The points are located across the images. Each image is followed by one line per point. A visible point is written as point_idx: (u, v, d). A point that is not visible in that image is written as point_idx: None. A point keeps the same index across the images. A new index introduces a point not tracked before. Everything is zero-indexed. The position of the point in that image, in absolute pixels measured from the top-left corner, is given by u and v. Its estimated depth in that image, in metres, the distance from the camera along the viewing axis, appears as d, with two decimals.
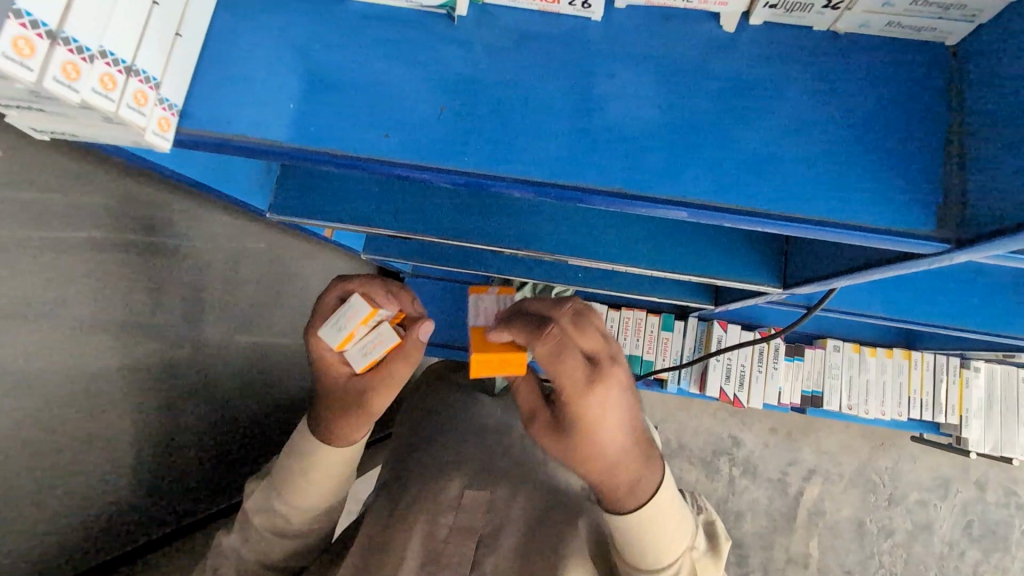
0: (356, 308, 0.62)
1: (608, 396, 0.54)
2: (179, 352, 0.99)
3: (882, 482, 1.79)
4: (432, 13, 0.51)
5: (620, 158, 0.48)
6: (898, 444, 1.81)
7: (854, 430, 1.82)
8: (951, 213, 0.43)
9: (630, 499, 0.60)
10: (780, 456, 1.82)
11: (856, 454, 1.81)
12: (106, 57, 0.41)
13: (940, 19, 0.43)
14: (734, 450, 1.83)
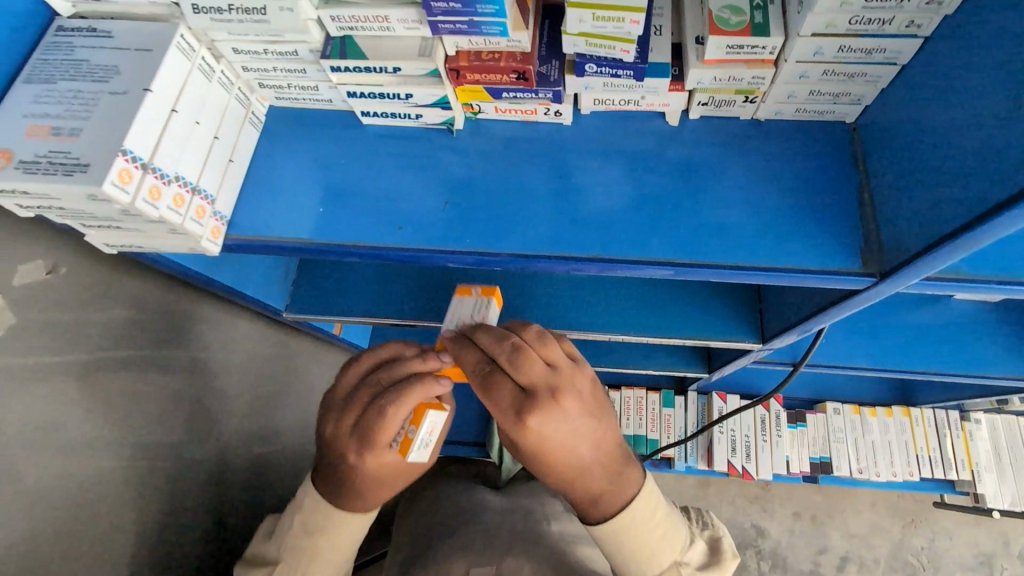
0: (436, 422, 0.55)
1: (541, 429, 0.52)
2: (216, 459, 0.97)
3: (921, 565, 1.71)
4: (434, 129, 0.62)
5: (593, 229, 0.57)
6: (930, 519, 1.76)
7: (879, 508, 1.77)
8: (872, 253, 0.52)
9: (596, 512, 0.61)
10: (809, 544, 1.74)
11: (888, 534, 1.75)
12: (180, 181, 0.49)
13: (838, 105, 0.55)
14: (759, 542, 1.75)
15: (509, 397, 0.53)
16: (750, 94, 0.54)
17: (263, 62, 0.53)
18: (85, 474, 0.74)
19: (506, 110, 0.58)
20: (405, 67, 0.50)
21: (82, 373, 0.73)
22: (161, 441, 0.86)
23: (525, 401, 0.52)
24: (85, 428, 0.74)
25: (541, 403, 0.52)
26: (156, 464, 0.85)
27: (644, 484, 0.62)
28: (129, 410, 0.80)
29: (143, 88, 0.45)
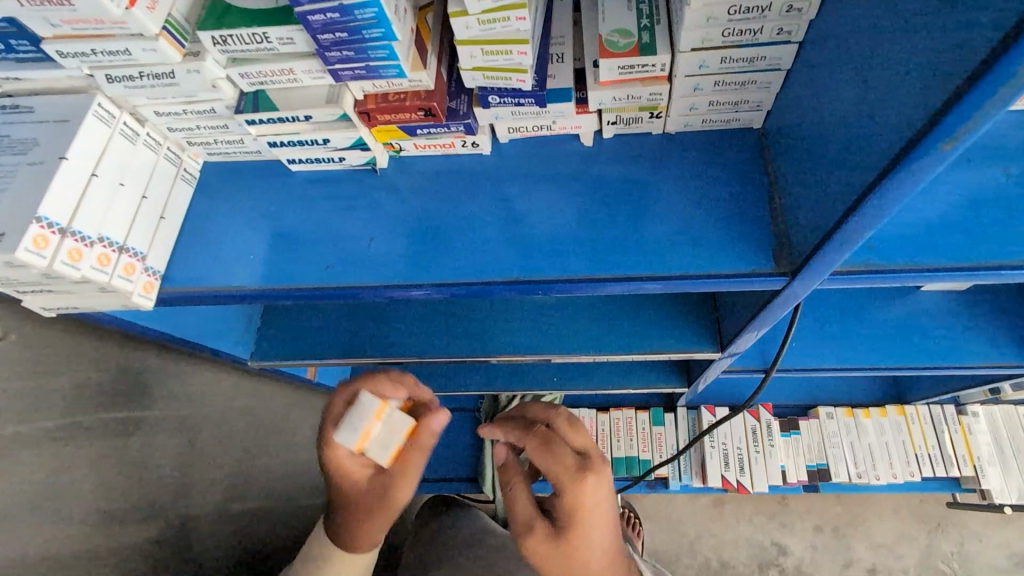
0: (366, 405, 0.63)
1: (597, 487, 0.59)
2: (177, 511, 0.98)
3: (952, 571, 1.65)
4: (361, 169, 0.64)
5: (516, 252, 0.59)
6: (956, 522, 1.71)
7: (902, 515, 1.72)
8: (782, 251, 0.53)
9: None
10: (832, 556, 1.69)
11: (914, 542, 1.69)
12: (103, 241, 0.51)
13: (738, 112, 0.57)
14: (781, 559, 1.70)
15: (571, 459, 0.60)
16: (653, 110, 0.56)
17: (185, 121, 0.55)
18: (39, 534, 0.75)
19: (426, 146, 0.61)
20: (316, 114, 0.53)
21: None
22: (121, 496, 0.87)
23: (584, 461, 0.60)
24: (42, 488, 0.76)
25: (596, 465, 0.60)
26: (114, 516, 0.85)
27: None
28: (86, 468, 0.81)
29: (58, 156, 0.47)
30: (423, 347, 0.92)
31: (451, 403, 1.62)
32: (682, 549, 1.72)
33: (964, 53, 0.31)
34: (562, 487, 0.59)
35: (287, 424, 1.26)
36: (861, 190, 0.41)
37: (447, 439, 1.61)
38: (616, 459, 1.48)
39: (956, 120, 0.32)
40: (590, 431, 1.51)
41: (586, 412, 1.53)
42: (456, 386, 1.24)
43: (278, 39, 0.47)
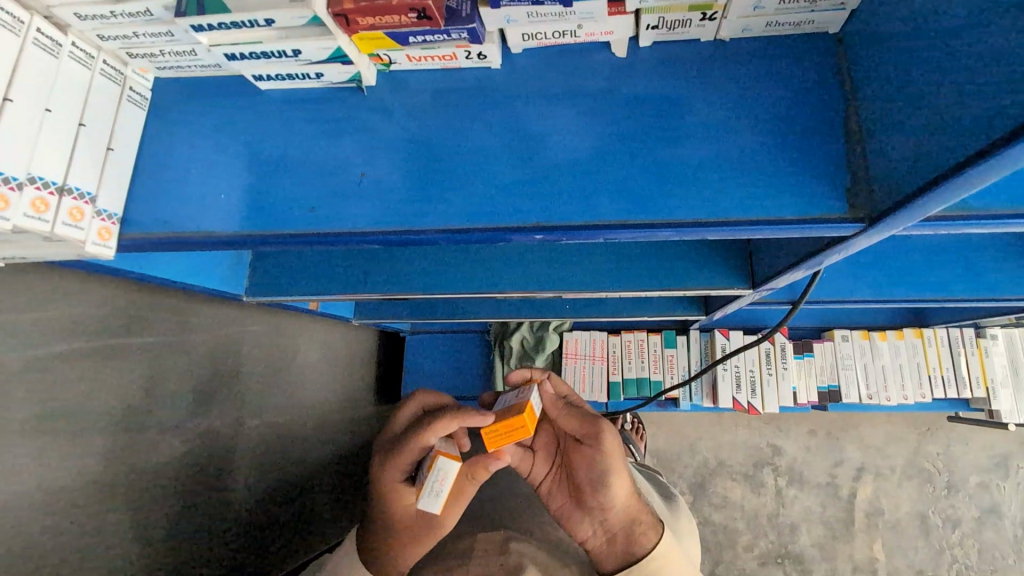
0: (445, 470, 0.60)
1: None
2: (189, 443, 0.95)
3: (937, 470, 1.70)
4: (345, 88, 0.54)
5: (533, 189, 0.49)
6: (946, 427, 1.73)
7: (895, 420, 1.74)
8: (859, 192, 0.44)
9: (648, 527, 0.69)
10: (825, 457, 1.73)
11: (903, 443, 1.73)
12: (35, 182, 0.42)
13: (812, 12, 0.45)
14: (776, 459, 1.74)
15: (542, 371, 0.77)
16: (707, 9, 0.45)
17: (118, 28, 0.44)
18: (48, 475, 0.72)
19: (420, 58, 0.49)
20: (278, 18, 0.42)
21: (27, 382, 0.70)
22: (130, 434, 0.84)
23: None
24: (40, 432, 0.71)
25: None
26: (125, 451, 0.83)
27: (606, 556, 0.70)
28: (87, 407, 0.77)
29: None
30: (428, 281, 0.85)
31: (459, 326, 1.60)
32: (680, 453, 1.76)
33: None
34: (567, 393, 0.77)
35: (292, 351, 1.22)
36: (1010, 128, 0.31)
37: (453, 357, 1.60)
38: (626, 380, 1.46)
39: None
40: (600, 353, 1.49)
41: (597, 334, 1.50)
42: (463, 313, 1.20)
43: None
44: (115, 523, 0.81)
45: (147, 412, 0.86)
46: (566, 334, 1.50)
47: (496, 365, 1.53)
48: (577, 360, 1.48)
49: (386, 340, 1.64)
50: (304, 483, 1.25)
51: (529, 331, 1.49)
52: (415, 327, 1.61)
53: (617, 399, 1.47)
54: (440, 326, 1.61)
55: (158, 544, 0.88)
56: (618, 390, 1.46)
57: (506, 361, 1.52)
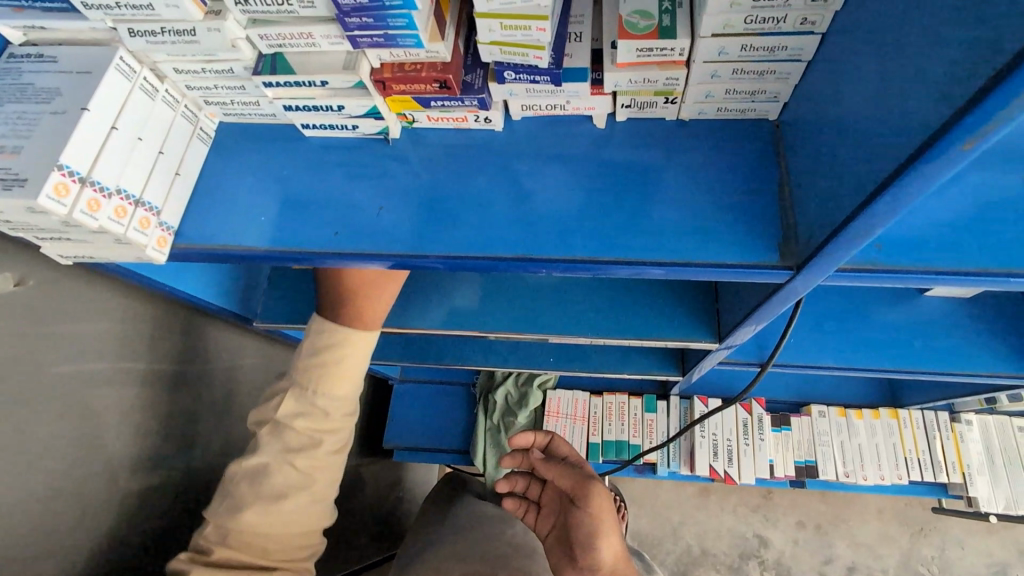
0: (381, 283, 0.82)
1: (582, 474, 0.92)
2: (177, 460, 0.99)
3: None
4: (373, 139, 0.65)
5: (522, 228, 0.59)
6: (941, 529, 1.73)
7: (885, 517, 1.75)
8: (789, 244, 0.53)
9: None
10: (814, 553, 1.72)
11: (896, 544, 1.72)
12: (121, 193, 0.51)
13: (754, 103, 0.57)
14: (762, 551, 1.73)
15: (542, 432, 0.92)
16: (668, 94, 0.56)
17: (203, 80, 0.56)
18: (54, 473, 0.77)
19: (438, 119, 0.61)
20: (332, 80, 0.53)
21: (52, 381, 0.76)
22: (128, 443, 0.89)
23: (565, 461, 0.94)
24: (54, 431, 0.77)
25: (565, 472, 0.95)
26: (123, 457, 0.88)
27: None
28: (96, 412, 0.83)
29: (81, 107, 0.48)
30: (426, 320, 0.94)
31: (447, 379, 1.67)
32: (665, 538, 1.75)
33: (995, 54, 0.31)
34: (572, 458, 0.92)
35: None
36: (869, 191, 0.41)
37: (441, 412, 1.65)
38: (605, 441, 1.52)
39: (975, 120, 0.33)
40: (582, 414, 1.55)
41: (579, 395, 1.55)
42: (454, 360, 1.26)
43: (299, 1, 0.47)
44: (105, 528, 0.85)
45: (149, 425, 0.92)
46: (549, 391, 1.56)
47: (479, 420, 1.57)
48: (559, 418, 1.54)
49: (377, 389, 1.70)
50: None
51: (513, 385, 1.54)
52: (404, 376, 1.68)
53: (597, 461, 1.51)
54: (428, 379, 1.67)
55: (134, 561, 0.90)
56: (598, 451, 1.52)
57: (489, 416, 1.56)
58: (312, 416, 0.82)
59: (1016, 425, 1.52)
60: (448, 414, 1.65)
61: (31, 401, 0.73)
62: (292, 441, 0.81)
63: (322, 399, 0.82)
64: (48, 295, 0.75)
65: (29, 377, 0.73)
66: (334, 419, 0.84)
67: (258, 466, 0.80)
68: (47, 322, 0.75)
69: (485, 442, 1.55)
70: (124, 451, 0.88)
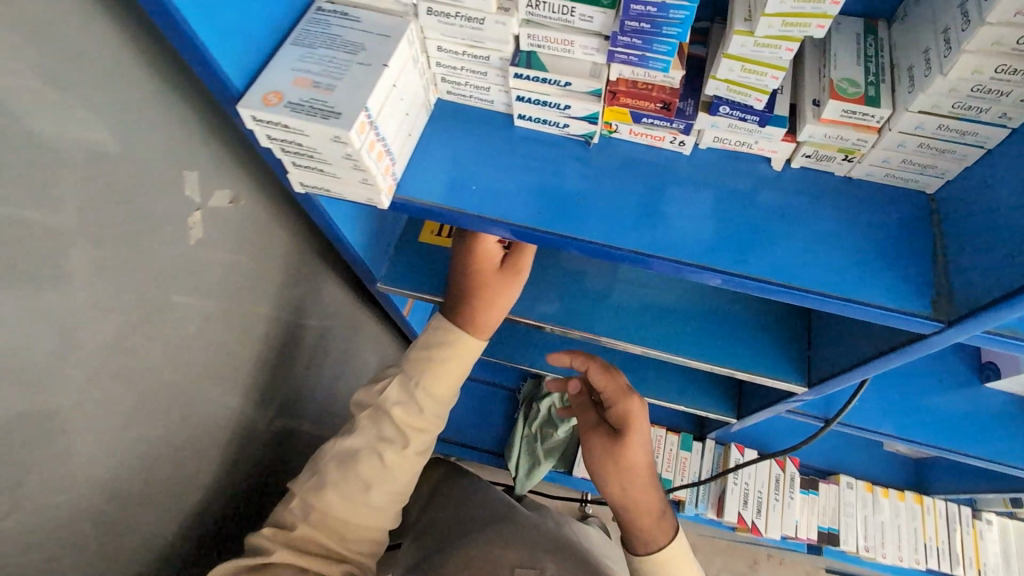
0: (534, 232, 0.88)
1: (639, 414, 0.88)
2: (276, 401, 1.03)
3: None
4: (573, 139, 0.73)
5: (697, 242, 0.67)
6: None
7: None
8: (942, 302, 0.61)
9: (660, 535, 0.86)
10: None
11: None
12: (383, 141, 0.59)
13: (922, 175, 0.65)
14: None
15: (625, 392, 0.89)
16: (850, 153, 0.65)
17: (456, 61, 0.65)
18: (204, 378, 0.81)
19: (637, 134, 0.69)
20: (575, 83, 0.62)
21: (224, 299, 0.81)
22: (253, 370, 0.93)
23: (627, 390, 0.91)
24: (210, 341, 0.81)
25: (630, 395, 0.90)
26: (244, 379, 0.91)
27: (672, 538, 0.86)
28: (240, 332, 0.87)
29: (382, 64, 0.56)
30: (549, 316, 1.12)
31: (492, 380, 1.75)
32: None
33: None
34: (617, 402, 0.89)
35: (359, 355, 1.34)
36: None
37: (481, 410, 1.72)
38: None
39: None
40: None
41: None
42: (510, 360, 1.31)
43: (581, 15, 0.57)
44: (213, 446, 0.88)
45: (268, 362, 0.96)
46: None
47: (519, 426, 1.62)
48: None
49: None
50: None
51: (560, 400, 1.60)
52: None
53: None
54: (474, 376, 1.76)
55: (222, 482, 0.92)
56: None
57: (529, 424, 1.61)
58: (410, 408, 0.87)
59: None
60: (486, 414, 1.72)
61: (212, 310, 0.78)
62: (389, 431, 0.85)
63: (424, 390, 0.88)
64: (252, 222, 0.81)
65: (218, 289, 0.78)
66: (427, 418, 0.87)
67: (353, 449, 0.84)
68: (241, 241, 0.80)
69: (520, 447, 1.60)
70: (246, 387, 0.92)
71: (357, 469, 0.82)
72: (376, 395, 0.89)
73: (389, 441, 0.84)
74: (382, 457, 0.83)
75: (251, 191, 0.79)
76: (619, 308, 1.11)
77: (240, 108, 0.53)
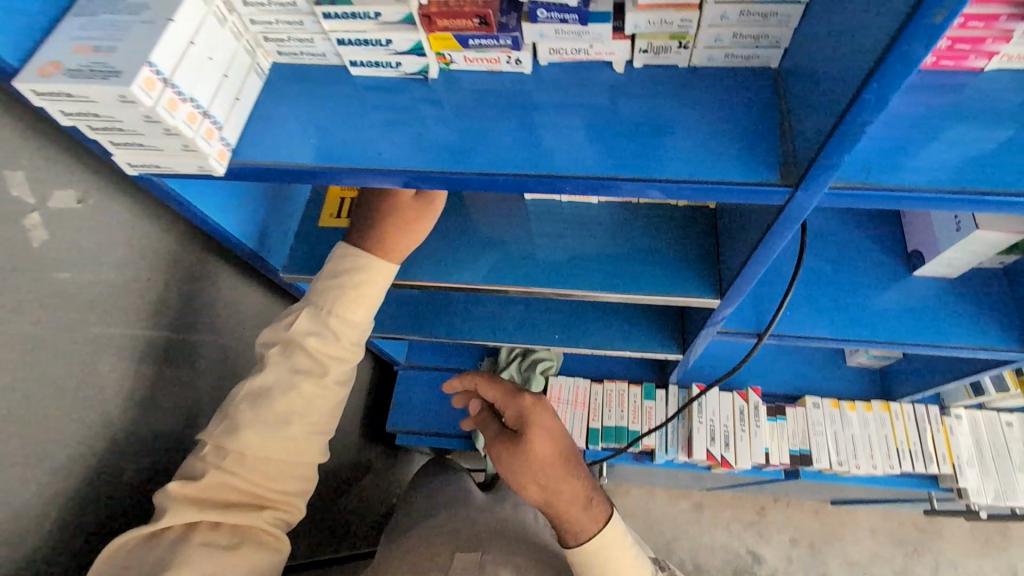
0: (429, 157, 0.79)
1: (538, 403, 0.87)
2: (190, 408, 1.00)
3: None
4: (412, 79, 0.71)
5: (545, 155, 0.65)
6: (933, 549, 1.82)
7: (877, 536, 1.86)
8: (790, 168, 0.60)
9: (590, 526, 0.85)
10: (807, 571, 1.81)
11: (889, 563, 1.81)
12: (193, 102, 0.57)
13: (758, 49, 0.64)
14: (755, 569, 1.82)
15: (517, 390, 0.89)
16: (682, 38, 0.64)
17: (267, 14, 0.63)
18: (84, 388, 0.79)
19: (473, 60, 0.68)
20: (384, 12, 0.61)
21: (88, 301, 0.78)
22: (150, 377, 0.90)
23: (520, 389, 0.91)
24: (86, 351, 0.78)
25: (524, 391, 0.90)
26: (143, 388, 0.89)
27: (603, 525, 0.86)
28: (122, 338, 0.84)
29: (167, 19, 0.54)
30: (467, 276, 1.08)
31: (450, 365, 1.73)
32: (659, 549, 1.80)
33: None
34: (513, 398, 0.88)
35: None
36: (856, 87, 0.48)
37: (444, 397, 1.70)
38: (605, 427, 1.56)
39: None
40: (583, 401, 1.59)
41: (581, 382, 1.61)
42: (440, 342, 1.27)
43: None
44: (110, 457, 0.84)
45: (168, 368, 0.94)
46: (552, 377, 1.61)
47: None
48: (559, 404, 1.59)
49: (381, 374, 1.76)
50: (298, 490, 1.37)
51: (517, 369, 1.60)
52: (410, 361, 1.74)
53: (597, 446, 1.55)
54: (432, 365, 1.74)
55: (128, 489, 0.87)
56: (598, 436, 1.56)
57: None
58: (326, 338, 0.84)
59: (1004, 419, 1.56)
60: (449, 400, 1.70)
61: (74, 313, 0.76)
62: (304, 363, 0.83)
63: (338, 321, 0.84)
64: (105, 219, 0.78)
65: (76, 291, 0.76)
66: (344, 346, 0.85)
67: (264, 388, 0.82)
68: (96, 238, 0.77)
69: None
70: (147, 398, 0.90)
71: (272, 406, 0.80)
72: (284, 330, 0.85)
73: (306, 373, 0.83)
74: (300, 390, 0.81)
75: (104, 190, 0.78)
76: (535, 258, 1.07)
77: (15, 84, 0.51)
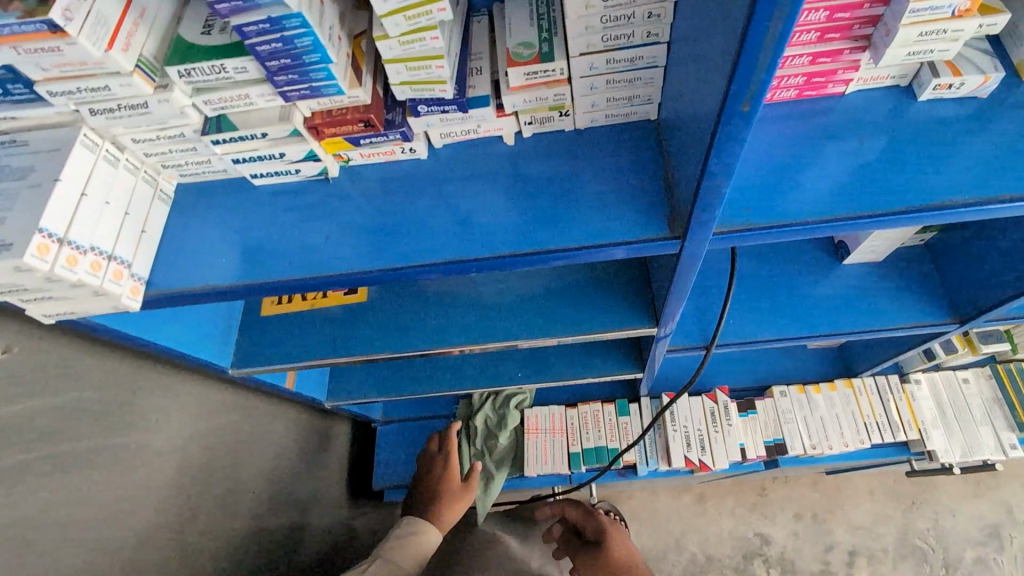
0: None
1: None
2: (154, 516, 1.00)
3: (930, 547, 1.76)
4: (314, 180, 0.73)
5: (450, 235, 0.67)
6: (930, 501, 1.82)
7: (877, 497, 1.84)
8: (677, 218, 0.63)
9: None
10: (814, 542, 1.80)
11: (892, 520, 1.81)
12: (95, 250, 0.58)
13: (635, 106, 0.68)
14: (765, 549, 1.80)
15: None
16: (561, 108, 0.67)
17: (160, 146, 0.64)
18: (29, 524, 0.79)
19: (370, 154, 0.71)
20: (270, 131, 0.62)
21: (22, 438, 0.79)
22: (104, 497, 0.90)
23: None
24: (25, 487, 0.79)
25: None
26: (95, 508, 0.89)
27: None
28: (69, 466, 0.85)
29: (53, 179, 0.55)
30: (420, 337, 1.03)
31: (427, 414, 1.73)
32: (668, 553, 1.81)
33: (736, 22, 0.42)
34: None
35: (263, 441, 1.31)
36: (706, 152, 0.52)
37: None
38: (586, 449, 1.57)
39: (744, 79, 0.44)
40: (560, 427, 1.61)
41: (555, 409, 1.63)
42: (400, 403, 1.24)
43: (234, 69, 0.56)
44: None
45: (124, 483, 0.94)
46: (527, 409, 1.63)
47: (463, 447, 1.64)
48: (538, 434, 1.61)
49: (361, 434, 1.76)
50: (304, 562, 1.44)
51: (491, 409, 1.61)
52: (387, 417, 1.74)
53: (580, 469, 1.56)
54: (409, 416, 1.74)
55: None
56: (580, 459, 1.57)
57: (472, 442, 1.63)
58: None
59: (960, 376, 1.62)
60: None
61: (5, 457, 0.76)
62: None
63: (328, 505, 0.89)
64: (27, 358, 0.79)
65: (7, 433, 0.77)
66: None
67: None
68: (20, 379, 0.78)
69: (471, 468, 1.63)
70: (104, 519, 0.90)
71: None
72: None
73: None
74: None
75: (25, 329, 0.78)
76: (479, 306, 1.04)
77: None
